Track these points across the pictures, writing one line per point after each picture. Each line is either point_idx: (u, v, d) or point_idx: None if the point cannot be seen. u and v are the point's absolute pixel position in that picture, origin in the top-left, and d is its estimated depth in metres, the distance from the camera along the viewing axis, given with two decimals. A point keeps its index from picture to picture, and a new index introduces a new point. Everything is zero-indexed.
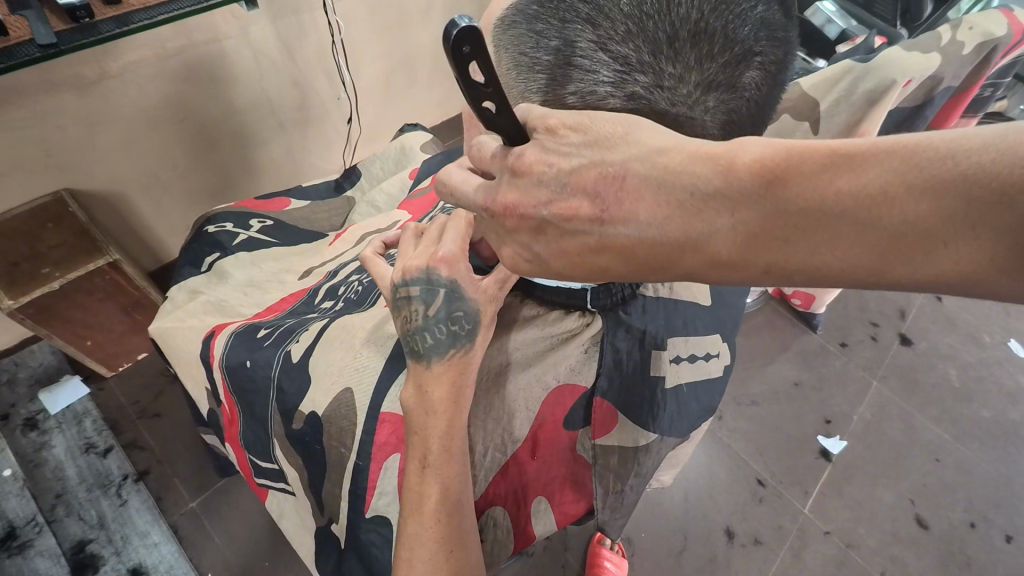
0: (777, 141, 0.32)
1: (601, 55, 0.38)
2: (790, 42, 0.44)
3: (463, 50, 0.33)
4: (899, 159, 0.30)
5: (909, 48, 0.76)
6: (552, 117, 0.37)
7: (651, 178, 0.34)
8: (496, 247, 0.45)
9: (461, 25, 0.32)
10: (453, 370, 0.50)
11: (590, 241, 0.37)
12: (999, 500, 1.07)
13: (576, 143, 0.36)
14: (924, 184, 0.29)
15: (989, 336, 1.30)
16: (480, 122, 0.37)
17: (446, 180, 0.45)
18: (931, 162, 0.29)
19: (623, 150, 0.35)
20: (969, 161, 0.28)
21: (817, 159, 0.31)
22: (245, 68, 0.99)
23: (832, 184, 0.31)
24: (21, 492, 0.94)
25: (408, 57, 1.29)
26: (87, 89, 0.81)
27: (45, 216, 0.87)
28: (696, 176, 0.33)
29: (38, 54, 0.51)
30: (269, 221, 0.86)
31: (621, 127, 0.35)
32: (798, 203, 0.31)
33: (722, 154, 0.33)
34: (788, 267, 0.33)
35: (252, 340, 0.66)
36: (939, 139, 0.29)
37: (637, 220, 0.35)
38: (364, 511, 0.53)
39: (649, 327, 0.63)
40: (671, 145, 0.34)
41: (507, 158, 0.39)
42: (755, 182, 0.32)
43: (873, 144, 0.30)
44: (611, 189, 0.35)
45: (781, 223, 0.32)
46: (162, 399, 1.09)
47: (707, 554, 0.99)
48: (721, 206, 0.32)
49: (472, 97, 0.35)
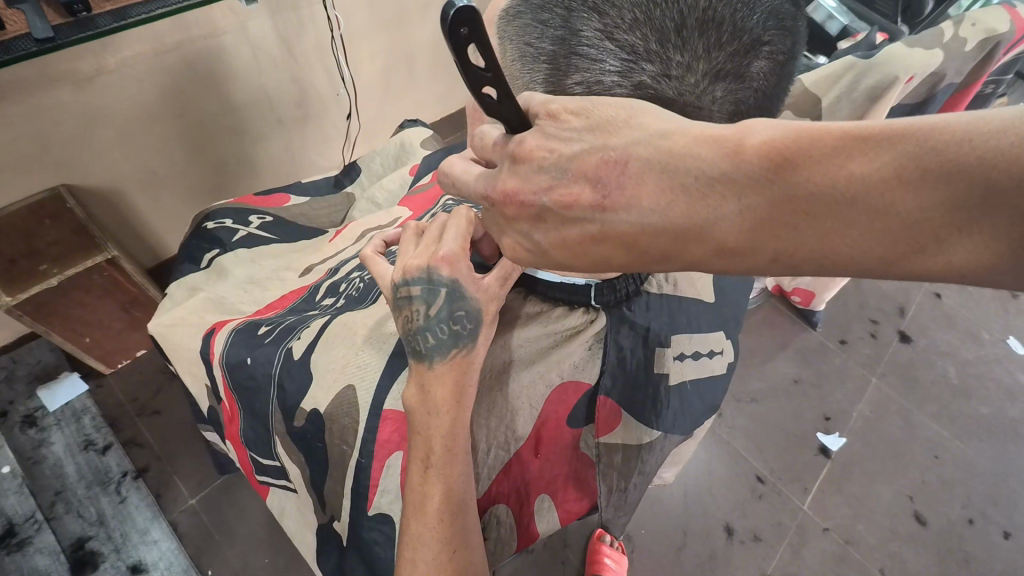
0: (787, 124, 0.31)
1: (607, 44, 0.38)
2: (798, 33, 0.43)
3: (462, 32, 0.32)
4: (912, 143, 0.29)
5: (912, 44, 0.76)
6: (554, 102, 0.37)
7: (654, 162, 0.33)
8: (499, 241, 0.45)
9: (460, 5, 0.32)
10: (456, 370, 0.50)
11: (591, 229, 0.37)
12: (998, 496, 1.08)
13: (578, 127, 0.36)
14: (937, 168, 0.29)
15: (988, 333, 1.30)
16: (481, 109, 0.37)
17: (448, 171, 0.46)
18: (944, 147, 0.29)
19: (627, 133, 0.34)
20: (984, 147, 0.28)
21: (828, 141, 0.30)
22: (243, 63, 0.98)
23: (843, 169, 0.30)
24: (19, 490, 0.93)
25: (408, 53, 1.28)
26: (85, 84, 0.81)
27: (42, 213, 0.86)
28: (703, 160, 0.32)
29: (36, 49, 0.50)
30: (269, 218, 0.85)
31: (624, 110, 0.35)
32: (808, 187, 0.31)
33: (730, 138, 0.32)
34: (796, 254, 0.32)
35: (251, 338, 0.65)
36: (954, 123, 0.29)
37: (639, 206, 0.34)
38: (367, 509, 0.52)
39: (652, 325, 0.63)
40: (674, 129, 0.33)
41: (508, 145, 0.39)
42: (765, 166, 0.31)
43: (886, 126, 0.30)
44: (613, 174, 0.34)
45: (789, 208, 0.31)
46: (161, 395, 1.08)
47: (707, 551, 0.99)
48: (729, 191, 0.32)
49: (470, 80, 0.35)
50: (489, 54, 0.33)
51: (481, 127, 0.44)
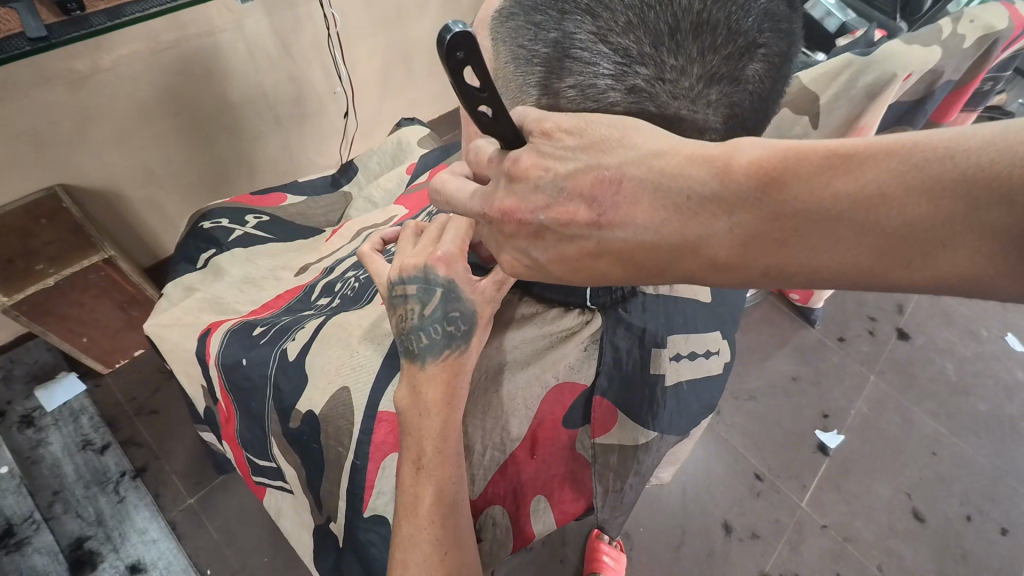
0: (775, 141, 0.31)
1: (600, 47, 0.37)
2: (793, 35, 0.43)
3: (457, 56, 0.33)
4: (899, 160, 0.29)
5: (910, 41, 0.75)
6: (548, 120, 0.36)
7: (647, 181, 0.33)
8: (494, 253, 0.44)
9: (454, 29, 0.32)
10: (446, 371, 0.50)
11: (589, 245, 0.37)
12: (996, 493, 1.08)
13: (572, 146, 0.35)
14: (925, 185, 0.28)
15: (986, 330, 1.30)
16: (477, 127, 0.37)
17: (441, 187, 0.46)
18: (933, 163, 0.28)
19: (619, 154, 0.34)
20: (972, 163, 0.28)
21: (816, 160, 0.30)
22: (239, 62, 0.98)
23: (832, 187, 0.30)
24: (18, 489, 0.93)
25: (404, 51, 1.28)
26: (80, 83, 0.80)
27: (39, 212, 0.85)
28: (693, 179, 0.32)
29: (29, 48, 0.49)
30: (265, 217, 0.85)
31: (618, 129, 0.35)
32: (796, 205, 0.30)
33: (720, 156, 0.32)
34: (787, 269, 0.32)
35: (247, 338, 0.65)
36: (941, 139, 0.28)
37: (634, 223, 0.34)
38: (362, 510, 0.52)
39: (648, 326, 0.62)
40: (667, 148, 0.33)
41: (503, 162, 0.39)
42: (753, 185, 0.31)
43: (874, 144, 0.30)
44: (608, 193, 0.34)
45: (779, 226, 0.31)
46: (159, 395, 1.08)
47: (705, 548, 0.99)
48: (719, 209, 0.32)
49: (466, 101, 0.35)
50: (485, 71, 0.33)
51: (476, 140, 0.44)
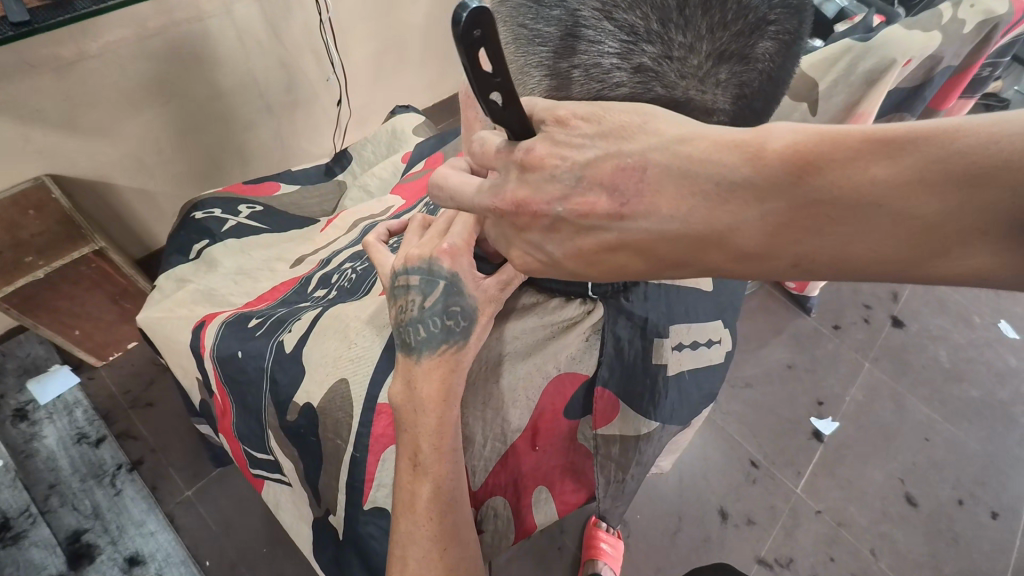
0: (809, 126, 0.31)
1: (606, 24, 0.36)
2: (804, 14, 0.42)
3: (474, 35, 0.31)
4: (936, 146, 0.29)
5: (910, 26, 0.74)
6: (561, 108, 0.37)
7: (673, 167, 0.33)
8: (504, 247, 0.44)
9: (471, 7, 0.30)
10: (445, 366, 0.49)
11: (609, 237, 0.37)
12: (986, 477, 1.09)
13: (589, 133, 0.35)
14: (961, 172, 0.28)
15: (978, 317, 1.31)
16: (486, 115, 0.36)
17: (447, 183, 0.44)
18: (972, 149, 0.28)
19: (638, 140, 0.34)
20: (1010, 149, 0.28)
21: (850, 145, 0.30)
22: (230, 46, 0.95)
23: (866, 173, 0.30)
24: (13, 483, 0.92)
25: (397, 39, 1.26)
26: (66, 70, 0.78)
27: (27, 204, 0.80)
28: (720, 164, 0.32)
29: (13, 33, 0.47)
30: (258, 207, 0.84)
31: (637, 116, 0.35)
32: (829, 192, 0.31)
33: (750, 141, 0.32)
34: (816, 257, 0.32)
35: (242, 330, 0.64)
36: (979, 125, 0.28)
37: (659, 213, 0.34)
38: (362, 503, 0.52)
39: (649, 316, 0.61)
40: (692, 134, 0.33)
41: (512, 153, 0.38)
42: (786, 170, 0.31)
43: (909, 129, 0.30)
44: (631, 181, 0.34)
45: (810, 214, 0.31)
46: (154, 387, 1.07)
47: (702, 534, 1.00)
48: (749, 196, 0.32)
49: (479, 86, 0.33)
50: (498, 58, 0.32)
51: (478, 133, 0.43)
